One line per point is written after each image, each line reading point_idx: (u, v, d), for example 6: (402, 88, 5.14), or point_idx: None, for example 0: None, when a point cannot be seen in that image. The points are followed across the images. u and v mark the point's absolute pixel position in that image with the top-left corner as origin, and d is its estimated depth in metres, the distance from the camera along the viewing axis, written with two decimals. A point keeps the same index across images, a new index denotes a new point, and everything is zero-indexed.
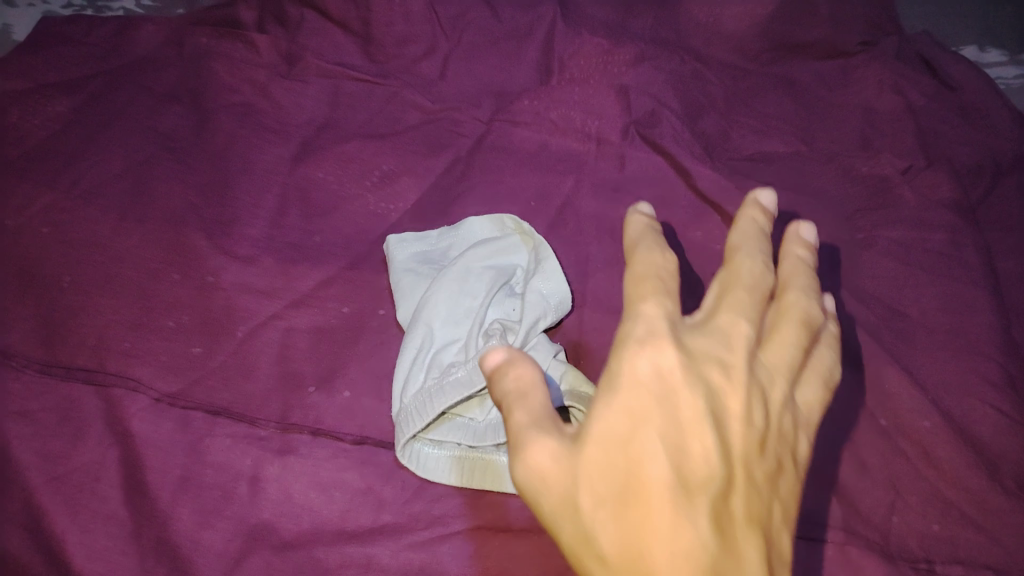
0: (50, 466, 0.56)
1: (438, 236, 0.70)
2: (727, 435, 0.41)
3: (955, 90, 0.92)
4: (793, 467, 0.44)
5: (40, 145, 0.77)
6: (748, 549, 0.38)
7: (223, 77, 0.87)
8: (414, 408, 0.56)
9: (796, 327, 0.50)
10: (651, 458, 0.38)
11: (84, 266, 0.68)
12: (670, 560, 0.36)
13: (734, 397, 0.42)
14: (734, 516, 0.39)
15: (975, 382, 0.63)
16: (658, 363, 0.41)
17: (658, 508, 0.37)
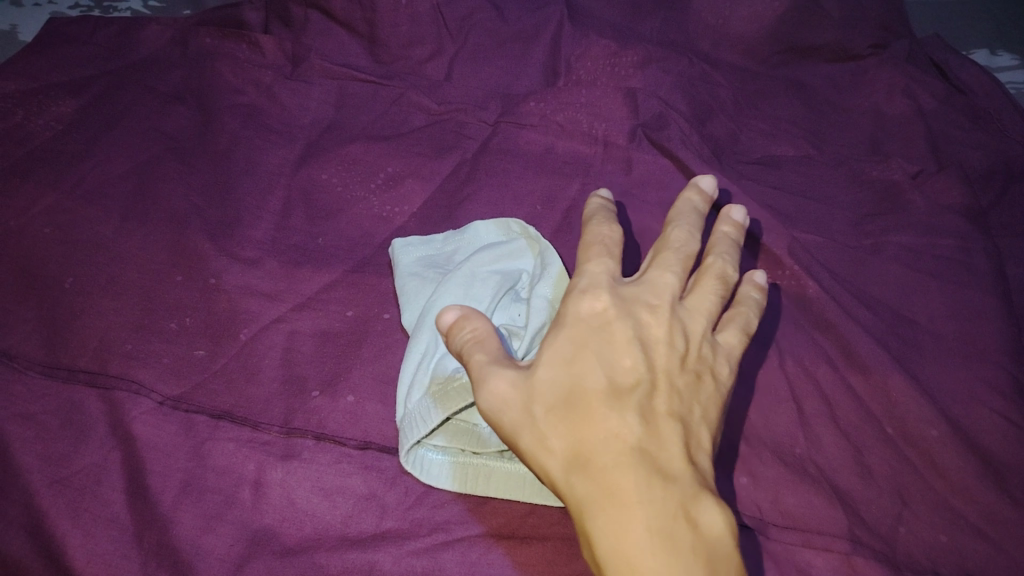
0: (51, 469, 0.55)
1: (443, 240, 0.70)
2: (651, 353, 0.51)
3: (966, 95, 0.91)
4: (715, 384, 0.53)
5: (44, 145, 0.77)
6: (670, 436, 0.47)
7: (229, 78, 0.86)
8: (418, 413, 0.56)
9: (716, 281, 0.58)
10: (589, 372, 0.48)
11: (88, 267, 0.67)
12: (603, 443, 0.45)
13: (658, 324, 0.52)
14: (659, 410, 0.48)
15: (984, 391, 0.62)
16: (594, 304, 0.52)
17: (593, 406, 0.47)
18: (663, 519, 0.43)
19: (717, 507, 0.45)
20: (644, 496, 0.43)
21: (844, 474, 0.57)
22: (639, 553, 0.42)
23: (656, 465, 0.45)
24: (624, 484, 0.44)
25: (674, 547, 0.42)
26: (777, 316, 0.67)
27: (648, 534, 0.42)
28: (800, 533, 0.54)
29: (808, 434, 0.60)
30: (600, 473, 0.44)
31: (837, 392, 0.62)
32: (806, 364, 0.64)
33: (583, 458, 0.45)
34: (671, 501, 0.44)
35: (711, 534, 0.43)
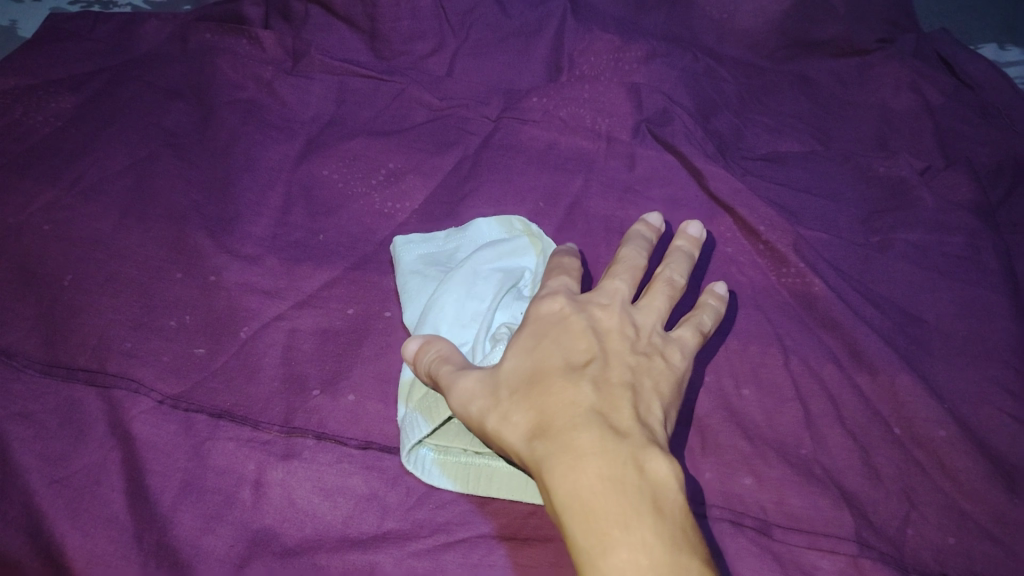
0: (50, 468, 0.55)
1: (444, 236, 0.69)
2: (604, 337, 0.51)
3: (974, 89, 0.90)
4: (668, 368, 0.52)
5: (43, 142, 0.76)
6: (624, 403, 0.47)
7: (228, 74, 0.85)
8: (419, 415, 0.56)
9: (666, 285, 0.57)
10: (546, 356, 0.49)
11: (86, 264, 0.67)
12: (557, 411, 0.46)
13: (611, 315, 0.53)
14: (613, 382, 0.48)
15: (993, 391, 0.61)
16: (551, 301, 0.54)
17: (549, 380, 0.48)
18: (613, 469, 0.42)
19: (668, 460, 0.44)
20: (597, 450, 0.43)
21: (850, 475, 0.57)
22: (590, 502, 0.41)
23: (608, 425, 0.45)
24: (579, 442, 0.44)
25: (625, 493, 0.42)
26: (781, 315, 0.67)
27: (599, 482, 0.42)
28: (806, 536, 0.54)
29: (815, 435, 0.59)
30: (559, 435, 0.45)
31: (843, 391, 0.61)
32: (812, 363, 0.63)
33: (540, 426, 0.46)
34: (622, 454, 0.43)
35: (662, 484, 0.43)
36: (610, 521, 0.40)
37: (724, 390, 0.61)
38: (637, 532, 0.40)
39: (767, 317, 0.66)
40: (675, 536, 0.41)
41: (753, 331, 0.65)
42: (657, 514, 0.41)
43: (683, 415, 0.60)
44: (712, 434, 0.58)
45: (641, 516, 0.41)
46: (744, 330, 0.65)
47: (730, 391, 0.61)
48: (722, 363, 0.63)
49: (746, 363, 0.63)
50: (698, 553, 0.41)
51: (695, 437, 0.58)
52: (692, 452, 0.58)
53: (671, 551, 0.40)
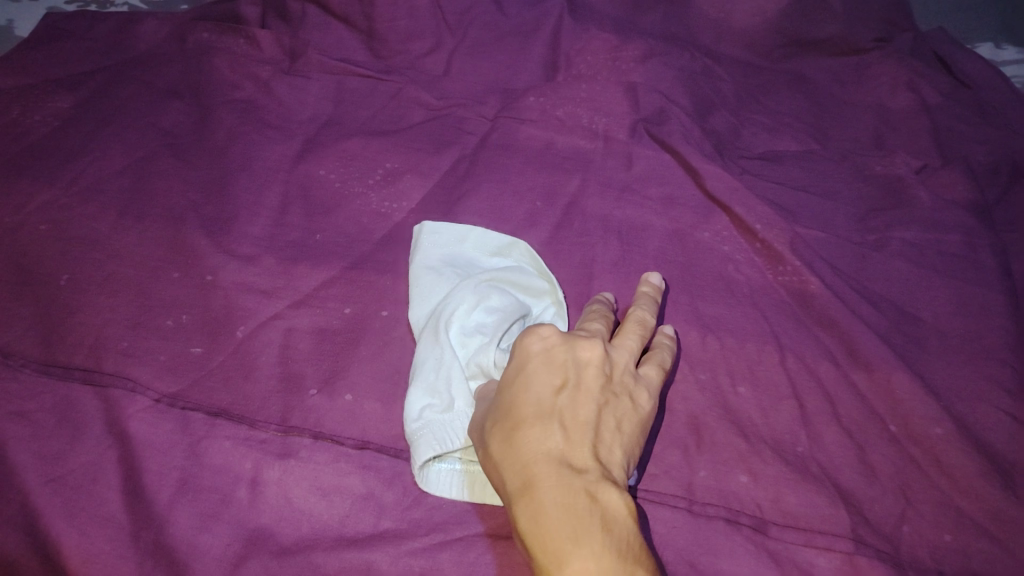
0: (46, 467, 0.55)
1: (469, 236, 0.69)
2: (578, 370, 0.49)
3: (971, 89, 0.90)
4: (636, 409, 0.50)
5: (40, 142, 0.76)
6: (588, 440, 0.46)
7: (226, 73, 0.85)
8: (439, 425, 0.54)
9: (639, 326, 0.57)
10: (521, 388, 0.48)
11: (83, 264, 0.67)
12: (523, 446, 0.45)
13: (593, 347, 0.50)
14: (581, 417, 0.47)
15: (990, 389, 0.61)
16: (531, 329, 0.51)
17: (519, 414, 0.47)
18: (568, 503, 0.42)
19: (624, 495, 0.44)
20: (556, 485, 0.43)
21: (847, 473, 0.57)
22: (547, 533, 0.42)
23: (568, 460, 0.45)
24: (540, 479, 0.44)
25: (579, 526, 0.42)
26: (779, 313, 0.67)
27: (556, 515, 0.42)
28: (803, 533, 0.54)
29: (811, 432, 0.59)
30: (523, 470, 0.45)
31: (840, 390, 0.62)
32: (808, 361, 0.63)
33: (508, 459, 0.46)
34: (578, 490, 0.43)
35: (616, 519, 0.42)
36: (564, 548, 0.41)
37: (721, 388, 0.61)
38: (588, 561, 0.40)
39: (763, 315, 0.66)
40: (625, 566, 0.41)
41: (749, 329, 0.65)
42: (608, 545, 0.41)
43: (679, 413, 0.60)
44: (709, 432, 0.58)
45: (593, 546, 0.41)
46: (740, 328, 0.65)
47: (726, 390, 0.61)
48: (718, 362, 0.63)
49: (742, 362, 0.63)
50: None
51: (692, 435, 0.58)
52: (688, 449, 0.58)
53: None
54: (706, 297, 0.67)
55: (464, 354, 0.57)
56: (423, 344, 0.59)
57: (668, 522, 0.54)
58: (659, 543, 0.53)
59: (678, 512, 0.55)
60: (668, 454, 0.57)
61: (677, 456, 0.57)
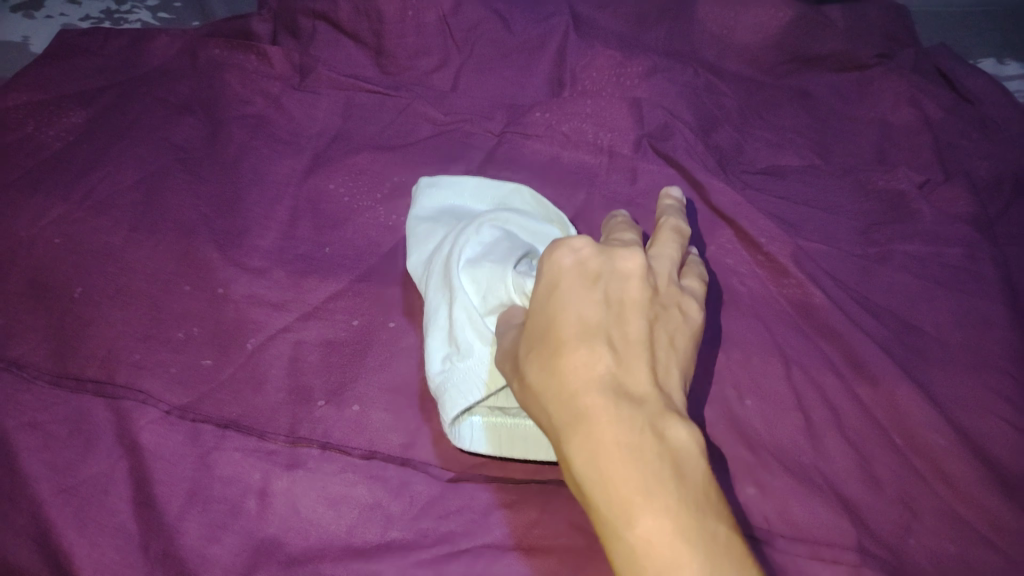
0: (58, 478, 0.56)
1: (467, 187, 0.72)
2: (621, 285, 0.45)
3: (973, 104, 0.91)
4: (685, 321, 0.48)
5: (54, 157, 0.78)
6: (642, 362, 0.42)
7: (237, 90, 0.87)
8: (457, 377, 0.54)
9: (673, 234, 0.55)
10: (558, 308, 0.44)
11: (96, 277, 0.68)
12: (571, 373, 0.41)
13: (634, 257, 0.46)
14: (631, 336, 0.43)
15: (995, 401, 0.62)
16: (559, 243, 0.46)
17: (560, 336, 0.42)
18: (631, 438, 0.38)
19: (688, 426, 0.40)
20: (615, 420, 0.39)
21: (852, 485, 0.57)
22: (610, 474, 0.38)
23: (624, 387, 0.41)
24: (594, 409, 0.39)
25: (649, 468, 0.37)
26: (784, 327, 0.67)
27: (618, 452, 0.38)
28: (808, 545, 0.53)
29: (816, 445, 0.60)
30: (573, 400, 0.40)
31: (845, 404, 0.62)
32: (813, 374, 0.64)
33: (553, 390, 0.41)
34: (640, 420, 0.39)
35: (686, 454, 0.39)
36: (634, 491, 0.37)
37: (727, 399, 0.62)
38: (660, 506, 0.36)
39: (768, 329, 0.67)
40: (704, 510, 0.37)
41: (754, 343, 0.65)
42: (683, 485, 0.37)
43: None
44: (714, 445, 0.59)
45: (665, 488, 0.37)
46: (746, 341, 0.66)
47: (732, 401, 0.62)
48: (724, 374, 0.63)
49: (748, 374, 0.63)
50: (728, 524, 0.38)
51: None
52: None
53: (701, 530, 0.36)
54: (712, 310, 0.68)
55: (477, 294, 0.57)
56: (432, 294, 0.60)
57: None
58: None
59: None
60: None
61: None
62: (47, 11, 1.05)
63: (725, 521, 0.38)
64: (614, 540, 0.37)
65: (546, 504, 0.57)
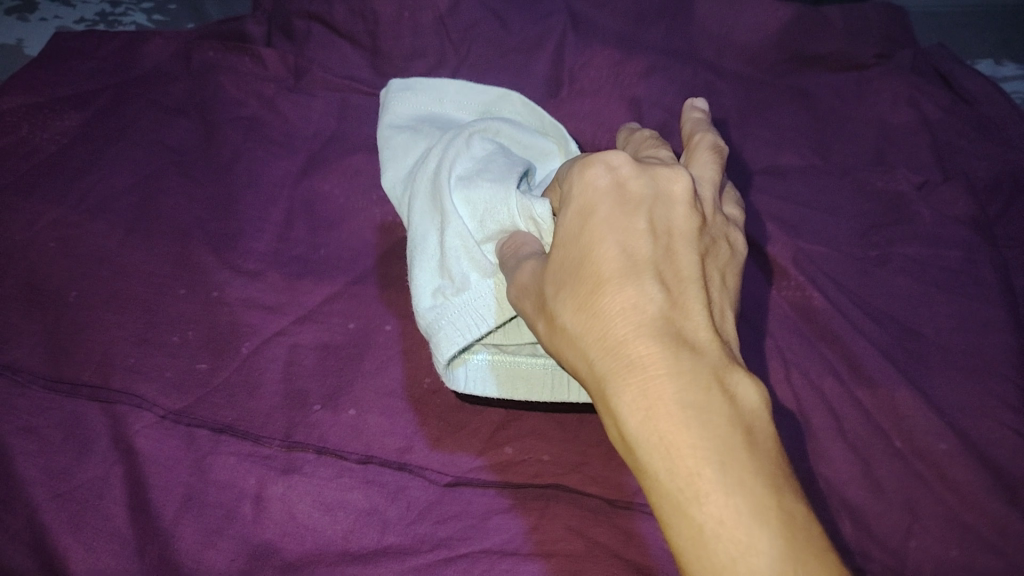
0: (53, 483, 0.55)
1: (446, 92, 0.76)
2: (667, 211, 0.40)
3: (971, 104, 0.90)
4: (731, 255, 0.44)
5: (48, 159, 0.77)
6: (695, 303, 0.38)
7: (232, 92, 0.86)
8: (451, 312, 0.56)
9: (711, 154, 0.50)
10: (598, 239, 0.38)
11: (91, 281, 0.67)
12: (618, 315, 0.36)
13: (680, 180, 0.41)
14: (682, 272, 0.38)
15: (994, 404, 0.62)
16: (593, 160, 0.40)
17: (600, 272, 0.37)
18: (694, 396, 0.34)
19: (750, 379, 0.36)
20: (673, 369, 0.34)
21: (852, 487, 0.57)
22: (670, 434, 0.33)
23: (680, 332, 0.36)
24: (648, 360, 0.35)
25: (714, 428, 0.33)
26: (783, 329, 0.67)
27: (680, 413, 0.33)
28: None
29: (816, 448, 0.59)
30: (621, 348, 0.35)
31: (845, 406, 0.62)
32: (813, 377, 0.64)
33: (596, 333, 0.37)
34: (700, 370, 0.35)
35: (751, 410, 0.35)
36: (699, 461, 0.33)
37: None
38: (730, 479, 0.33)
39: (767, 331, 0.67)
40: (777, 476, 0.33)
41: (752, 344, 0.65)
42: (752, 448, 0.34)
43: None
44: None
45: (736, 458, 0.33)
46: (744, 343, 0.65)
47: None
48: None
49: None
50: (795, 488, 0.34)
51: None
52: None
53: (777, 501, 0.33)
54: None
55: (471, 219, 0.58)
56: (418, 218, 0.61)
57: None
58: (668, 558, 0.54)
59: None
60: None
61: None
62: (42, 14, 1.05)
63: (796, 486, 0.34)
64: (673, 511, 0.33)
65: (544, 509, 0.56)
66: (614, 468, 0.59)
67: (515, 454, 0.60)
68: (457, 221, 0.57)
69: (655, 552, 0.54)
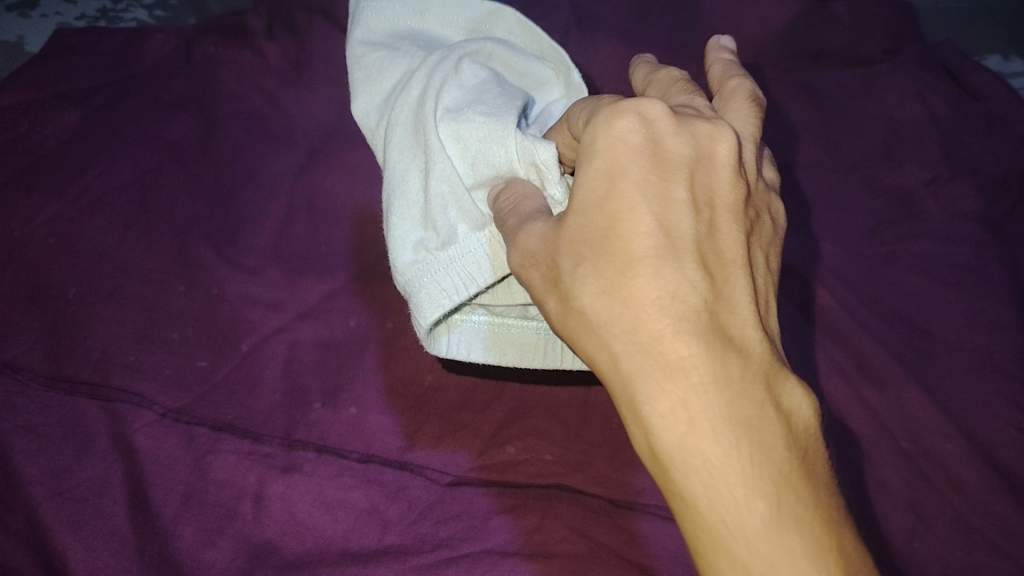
0: (53, 481, 0.55)
1: (431, 12, 0.70)
2: (707, 182, 0.37)
3: (979, 100, 0.87)
4: (773, 230, 0.43)
5: (47, 156, 0.76)
6: (737, 295, 0.36)
7: (231, 85, 0.84)
8: (435, 268, 0.53)
9: (748, 103, 0.47)
10: (630, 212, 0.35)
11: (91, 278, 0.67)
12: (655, 306, 0.34)
13: (723, 144, 0.38)
14: (725, 259, 0.37)
15: (1002, 404, 0.61)
16: (624, 108, 0.36)
17: (631, 251, 0.35)
18: (742, 411, 0.34)
19: (799, 388, 0.36)
20: (718, 376, 0.34)
21: (857, 488, 0.57)
22: (713, 454, 0.33)
23: (725, 333, 0.35)
24: (690, 364, 0.34)
25: (760, 448, 0.33)
26: (790, 327, 0.66)
27: (728, 430, 0.33)
28: None
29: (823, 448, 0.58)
30: (657, 346, 0.34)
31: (851, 405, 0.61)
32: (818, 375, 0.63)
33: (625, 323, 0.35)
34: (746, 382, 0.34)
35: (800, 423, 0.35)
36: (745, 488, 0.33)
37: None
38: (776, 508, 0.33)
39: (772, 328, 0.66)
40: (822, 504, 0.34)
41: None
42: (801, 472, 0.34)
43: None
44: None
45: (784, 486, 0.33)
46: None
47: None
48: None
49: None
50: (844, 519, 0.35)
51: None
52: None
53: (828, 534, 0.34)
54: None
55: (460, 161, 0.54)
56: (397, 154, 0.58)
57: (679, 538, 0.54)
58: (672, 559, 0.53)
59: None
60: None
61: None
62: (42, 10, 1.04)
63: (843, 511, 0.35)
64: (709, 539, 0.33)
65: (546, 509, 0.56)
66: (617, 469, 0.59)
67: (516, 453, 0.59)
68: (444, 163, 0.54)
69: (658, 553, 0.54)
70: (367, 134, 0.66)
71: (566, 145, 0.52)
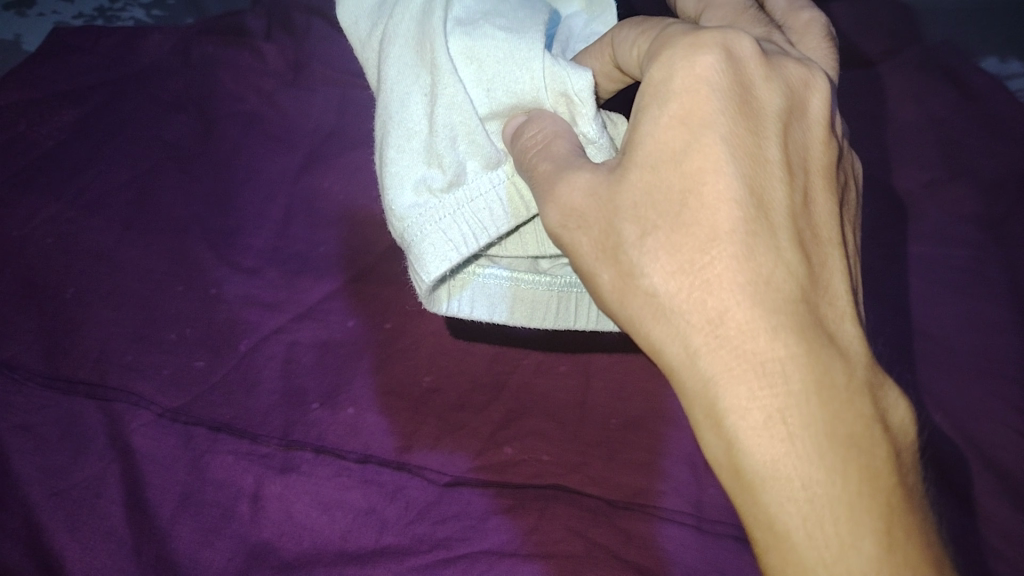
0: (51, 481, 0.55)
1: None
2: (801, 150, 0.37)
3: (978, 102, 0.87)
4: (855, 197, 0.43)
5: (46, 154, 0.76)
6: (831, 274, 0.36)
7: (230, 85, 0.84)
8: (440, 211, 0.49)
9: (824, 40, 0.49)
10: (714, 174, 0.34)
11: (89, 278, 0.66)
12: (746, 292, 0.33)
13: (816, 96, 0.38)
14: (818, 237, 0.37)
15: (1000, 408, 0.61)
16: (707, 44, 0.36)
17: (717, 223, 0.34)
18: (841, 432, 0.34)
19: (893, 391, 0.37)
20: (820, 384, 0.34)
21: None
22: (813, 483, 0.33)
23: (824, 329, 0.35)
24: (784, 367, 0.33)
25: (865, 473, 0.34)
26: None
27: (829, 452, 0.33)
28: None
29: None
30: (744, 335, 0.33)
31: None
32: None
33: (708, 311, 0.34)
34: (844, 387, 0.34)
35: (897, 425, 0.36)
36: (844, 510, 0.33)
37: None
38: (880, 535, 0.33)
39: None
40: (925, 536, 0.34)
41: None
42: (902, 483, 0.35)
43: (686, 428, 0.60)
44: None
45: (888, 509, 0.34)
46: None
47: None
48: None
49: None
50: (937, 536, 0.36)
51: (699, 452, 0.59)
52: (696, 467, 0.59)
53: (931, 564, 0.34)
54: None
55: (476, 86, 0.49)
56: (396, 71, 0.50)
57: (675, 540, 0.54)
58: (668, 560, 0.53)
59: (688, 530, 0.55)
60: (676, 470, 0.58)
61: (685, 472, 0.58)
62: (40, 9, 1.04)
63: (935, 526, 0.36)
64: None
65: (543, 510, 0.56)
66: (617, 469, 0.59)
67: (515, 453, 0.59)
68: (455, 88, 0.48)
69: (654, 555, 0.54)
70: (354, 41, 0.57)
71: (604, 74, 0.50)
